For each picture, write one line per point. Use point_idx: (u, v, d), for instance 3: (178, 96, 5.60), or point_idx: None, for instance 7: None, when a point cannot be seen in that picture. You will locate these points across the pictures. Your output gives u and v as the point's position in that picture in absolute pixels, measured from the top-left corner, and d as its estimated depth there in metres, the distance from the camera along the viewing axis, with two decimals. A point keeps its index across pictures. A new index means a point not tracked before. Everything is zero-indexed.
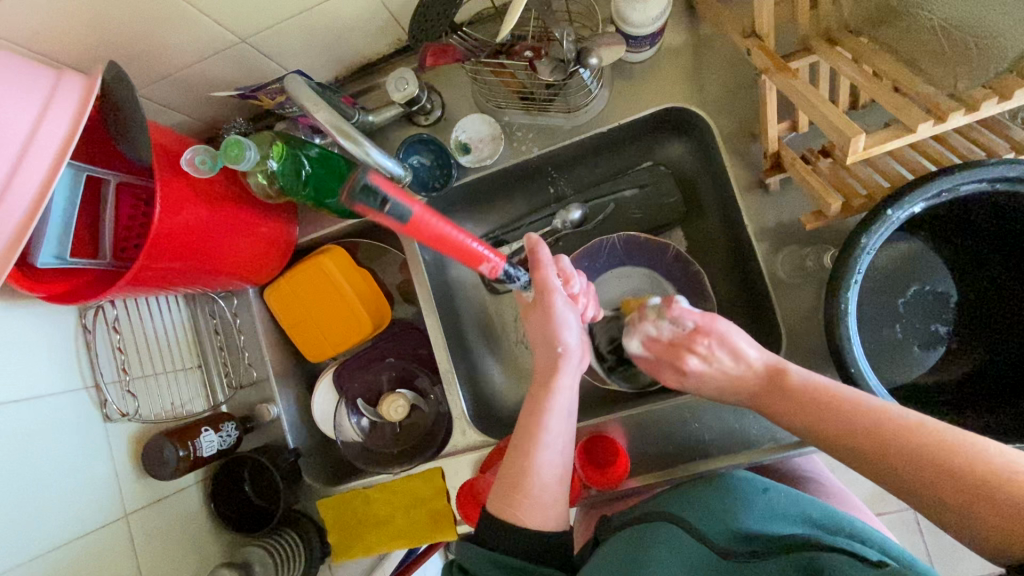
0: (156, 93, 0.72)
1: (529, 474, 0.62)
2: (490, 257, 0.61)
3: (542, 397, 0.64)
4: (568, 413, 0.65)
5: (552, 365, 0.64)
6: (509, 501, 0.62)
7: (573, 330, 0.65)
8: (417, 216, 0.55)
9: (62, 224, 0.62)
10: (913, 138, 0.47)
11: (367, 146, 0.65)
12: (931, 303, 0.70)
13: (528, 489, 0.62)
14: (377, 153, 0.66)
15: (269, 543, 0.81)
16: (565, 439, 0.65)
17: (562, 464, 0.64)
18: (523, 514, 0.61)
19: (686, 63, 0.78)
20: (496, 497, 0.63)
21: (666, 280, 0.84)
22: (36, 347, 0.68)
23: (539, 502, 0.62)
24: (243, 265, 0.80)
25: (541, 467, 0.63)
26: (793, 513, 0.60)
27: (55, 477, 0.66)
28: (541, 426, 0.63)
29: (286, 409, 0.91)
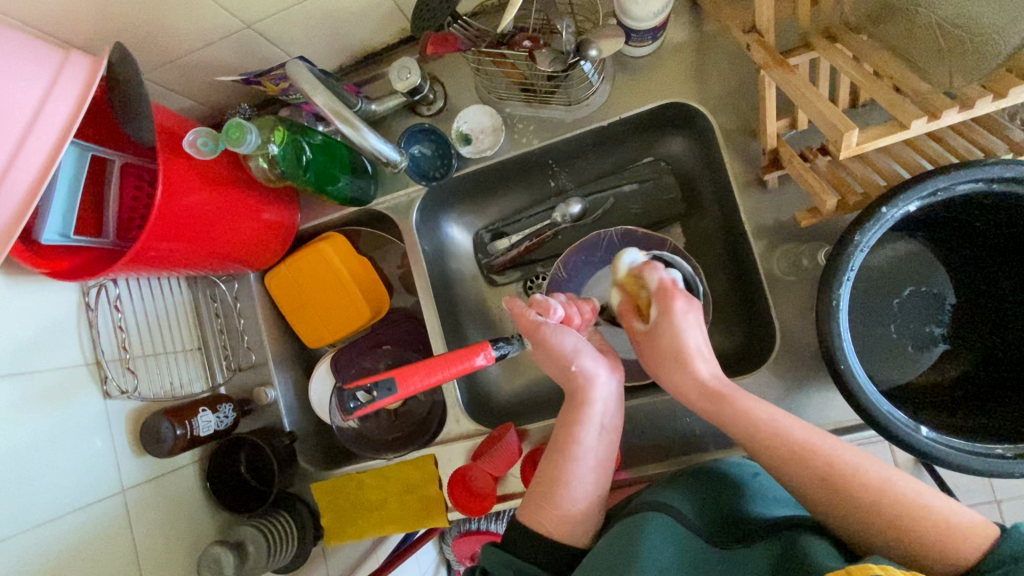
0: (162, 77, 0.73)
1: (563, 486, 0.60)
2: (479, 349, 0.63)
3: (575, 409, 0.62)
4: (602, 426, 0.62)
5: (575, 383, 0.63)
6: (537, 507, 0.60)
7: (585, 348, 0.63)
8: (400, 377, 0.59)
9: (67, 202, 0.63)
10: (906, 135, 0.47)
11: (366, 131, 0.67)
12: (926, 305, 0.70)
13: (561, 500, 0.59)
14: (376, 139, 0.69)
15: (264, 523, 0.82)
16: (608, 448, 0.62)
17: (597, 479, 0.61)
18: (559, 523, 0.59)
19: (688, 58, 0.78)
20: (527, 506, 0.61)
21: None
22: (40, 323, 0.69)
23: (571, 514, 0.59)
24: (244, 249, 0.81)
25: (579, 480, 0.60)
26: (776, 496, 0.61)
27: (54, 450, 0.68)
28: (576, 440, 0.61)
29: (284, 393, 0.92)
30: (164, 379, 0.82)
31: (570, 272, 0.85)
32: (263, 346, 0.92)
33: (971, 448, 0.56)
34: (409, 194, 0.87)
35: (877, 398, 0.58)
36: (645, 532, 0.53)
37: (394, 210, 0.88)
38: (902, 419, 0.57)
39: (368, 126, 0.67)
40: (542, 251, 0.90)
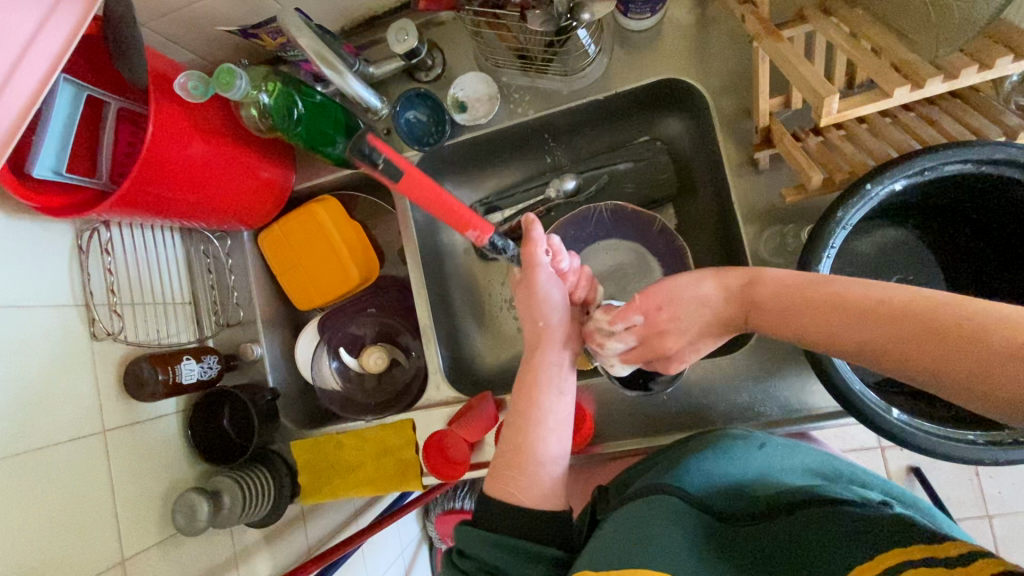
0: (163, 27, 0.74)
1: (525, 452, 0.58)
2: (459, 228, 0.52)
3: (531, 371, 0.61)
4: (561, 390, 0.61)
5: (539, 340, 0.62)
6: (507, 475, 0.57)
7: (559, 305, 0.62)
8: None
9: (61, 139, 0.64)
10: (890, 103, 0.48)
11: (347, 76, 0.70)
12: (914, 294, 0.69)
13: (524, 468, 0.57)
14: (355, 84, 0.73)
15: (240, 477, 0.83)
16: (563, 413, 0.61)
17: (557, 441, 0.59)
18: (529, 492, 0.56)
19: (690, 35, 0.77)
20: (495, 478, 0.58)
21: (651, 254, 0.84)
22: (32, 260, 0.71)
23: (538, 482, 0.57)
24: (237, 204, 0.82)
25: (540, 444, 0.58)
26: (792, 466, 0.62)
27: (38, 383, 0.69)
28: (535, 403, 0.60)
29: (270, 352, 0.93)
30: (152, 327, 0.83)
31: None
32: (252, 304, 0.93)
33: (943, 433, 0.56)
34: (403, 160, 0.87)
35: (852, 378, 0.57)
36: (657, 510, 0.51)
37: (387, 175, 0.88)
38: (875, 399, 0.57)
39: (351, 73, 0.71)
40: None
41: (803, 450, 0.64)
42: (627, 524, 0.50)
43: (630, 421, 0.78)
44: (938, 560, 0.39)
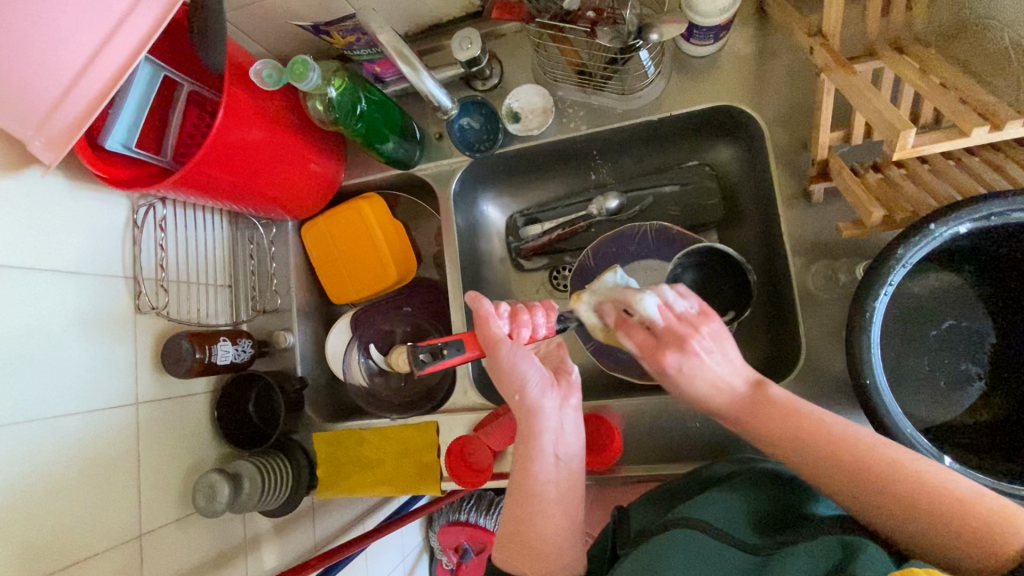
0: (241, 18, 0.77)
1: (530, 527, 0.53)
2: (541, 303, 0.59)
3: (525, 442, 0.53)
4: (559, 455, 0.54)
5: (522, 416, 0.53)
6: (511, 547, 0.54)
7: (538, 377, 0.53)
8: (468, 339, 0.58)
9: (134, 114, 0.66)
10: (967, 143, 0.47)
11: (422, 73, 0.70)
12: (962, 340, 0.68)
13: (534, 537, 0.53)
14: (431, 82, 0.73)
15: (262, 463, 0.83)
16: (569, 482, 0.54)
17: (562, 514, 0.54)
18: (538, 561, 0.53)
19: (750, 64, 0.77)
20: (500, 547, 0.55)
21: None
22: (90, 228, 0.73)
23: (545, 546, 0.53)
24: (286, 194, 0.84)
25: (543, 519, 0.53)
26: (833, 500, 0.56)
27: (83, 349, 0.71)
28: (530, 479, 0.53)
29: (302, 342, 0.94)
30: (193, 305, 0.85)
31: (598, 260, 0.85)
32: (289, 293, 0.94)
33: (996, 485, 0.53)
34: (451, 164, 0.88)
35: (901, 420, 0.55)
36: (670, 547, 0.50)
37: (435, 178, 0.89)
38: (927, 445, 0.54)
39: (426, 70, 0.71)
40: (571, 244, 0.90)
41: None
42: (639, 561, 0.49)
43: (659, 445, 0.77)
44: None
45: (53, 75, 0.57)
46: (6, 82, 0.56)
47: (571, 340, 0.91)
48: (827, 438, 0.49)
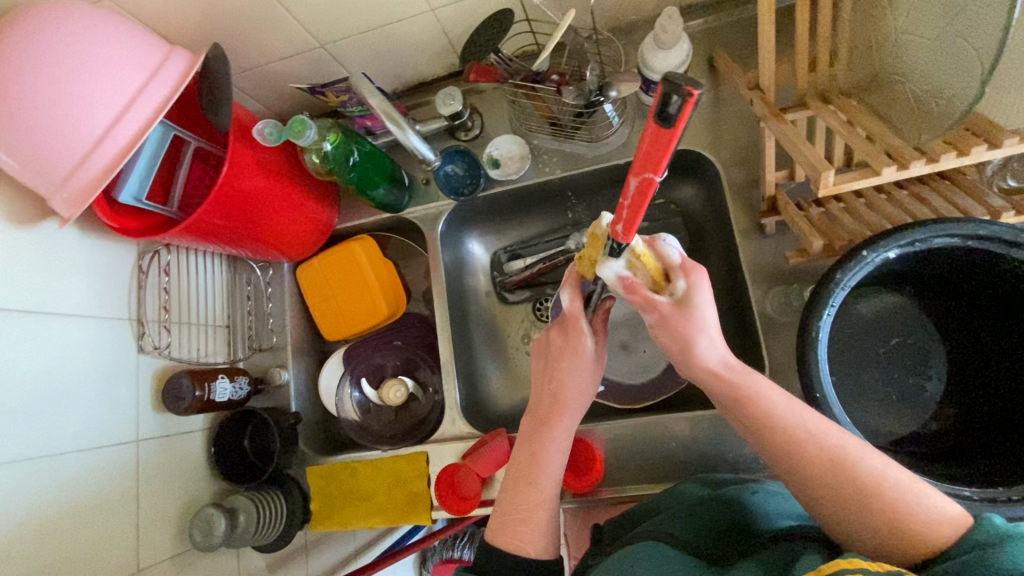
0: (244, 81, 0.85)
1: (528, 505, 0.59)
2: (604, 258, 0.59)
3: (541, 430, 0.62)
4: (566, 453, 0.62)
5: (549, 409, 0.62)
6: (509, 531, 0.59)
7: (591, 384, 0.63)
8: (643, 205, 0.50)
9: (145, 170, 0.73)
10: (881, 180, 0.54)
11: (407, 132, 0.78)
12: (910, 356, 0.74)
13: (532, 520, 0.59)
14: (415, 139, 0.81)
15: (257, 497, 0.86)
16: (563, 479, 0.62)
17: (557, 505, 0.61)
18: (532, 542, 0.58)
19: (704, 112, 0.86)
20: (497, 527, 0.60)
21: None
22: (100, 274, 0.78)
23: (541, 531, 0.59)
24: (284, 239, 0.90)
25: (542, 503, 0.59)
26: (793, 510, 0.62)
27: (89, 388, 0.75)
28: (540, 459, 0.61)
29: (296, 378, 0.98)
30: (193, 345, 0.89)
31: None
32: (285, 331, 0.99)
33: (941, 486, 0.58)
34: (438, 208, 0.95)
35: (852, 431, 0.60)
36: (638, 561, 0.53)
37: (422, 220, 0.96)
38: None
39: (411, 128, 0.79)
40: (553, 275, 0.96)
41: (807, 501, 0.62)
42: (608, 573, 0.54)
43: (639, 466, 0.80)
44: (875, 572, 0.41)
45: (75, 139, 0.64)
46: (37, 145, 0.63)
47: None
48: (790, 435, 0.50)
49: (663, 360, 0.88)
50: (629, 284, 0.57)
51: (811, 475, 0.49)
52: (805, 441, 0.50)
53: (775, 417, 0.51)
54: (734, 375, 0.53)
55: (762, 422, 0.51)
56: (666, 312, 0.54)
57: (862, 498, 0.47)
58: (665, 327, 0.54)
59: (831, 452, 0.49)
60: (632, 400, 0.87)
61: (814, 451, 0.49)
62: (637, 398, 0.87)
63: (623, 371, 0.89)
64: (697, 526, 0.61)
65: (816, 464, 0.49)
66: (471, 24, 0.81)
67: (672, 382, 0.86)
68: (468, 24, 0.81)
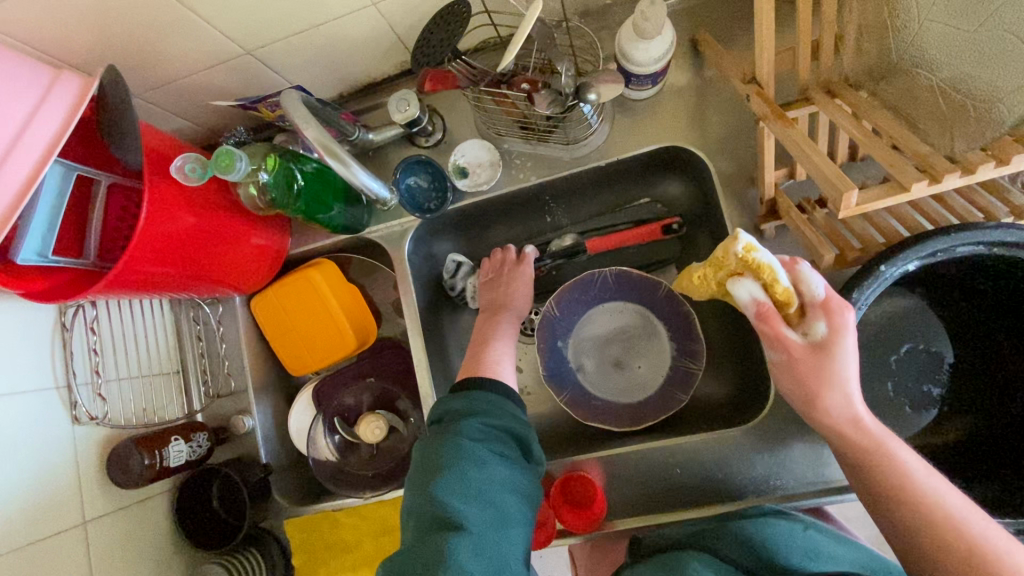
0: (157, 97, 0.73)
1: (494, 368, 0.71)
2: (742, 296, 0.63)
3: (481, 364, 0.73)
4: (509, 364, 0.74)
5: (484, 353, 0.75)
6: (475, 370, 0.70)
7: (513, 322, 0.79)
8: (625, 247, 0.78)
9: (47, 221, 0.61)
10: (908, 196, 0.47)
11: (353, 166, 0.65)
12: (924, 362, 0.69)
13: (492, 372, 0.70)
14: (363, 176, 0.68)
15: (232, 560, 0.78)
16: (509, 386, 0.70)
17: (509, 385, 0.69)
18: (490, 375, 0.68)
19: (689, 102, 0.77)
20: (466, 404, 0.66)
21: (658, 320, 0.83)
22: (14, 342, 0.67)
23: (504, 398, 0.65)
24: (231, 274, 0.79)
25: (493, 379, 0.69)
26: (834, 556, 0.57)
27: (17, 477, 0.65)
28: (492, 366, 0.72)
29: (262, 423, 0.89)
30: (139, 403, 0.79)
31: (562, 310, 0.84)
32: (243, 373, 0.89)
33: None
34: (403, 224, 0.85)
35: None
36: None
37: (386, 239, 0.86)
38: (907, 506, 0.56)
39: (357, 162, 0.66)
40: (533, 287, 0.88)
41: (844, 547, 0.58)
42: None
43: (641, 496, 0.75)
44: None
45: None
46: None
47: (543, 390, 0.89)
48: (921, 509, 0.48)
49: (660, 376, 0.82)
50: (763, 309, 0.55)
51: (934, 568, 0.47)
52: (937, 521, 0.47)
53: (899, 474, 0.49)
54: (868, 439, 0.51)
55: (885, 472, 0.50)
56: (797, 354, 0.52)
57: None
58: (794, 367, 0.52)
59: (939, 512, 0.47)
60: (644, 419, 0.80)
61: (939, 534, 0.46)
62: (635, 419, 0.81)
63: (618, 391, 0.83)
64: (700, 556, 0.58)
65: (927, 517, 0.47)
66: (422, 17, 0.69)
67: (671, 402, 0.80)
68: (418, 17, 0.69)
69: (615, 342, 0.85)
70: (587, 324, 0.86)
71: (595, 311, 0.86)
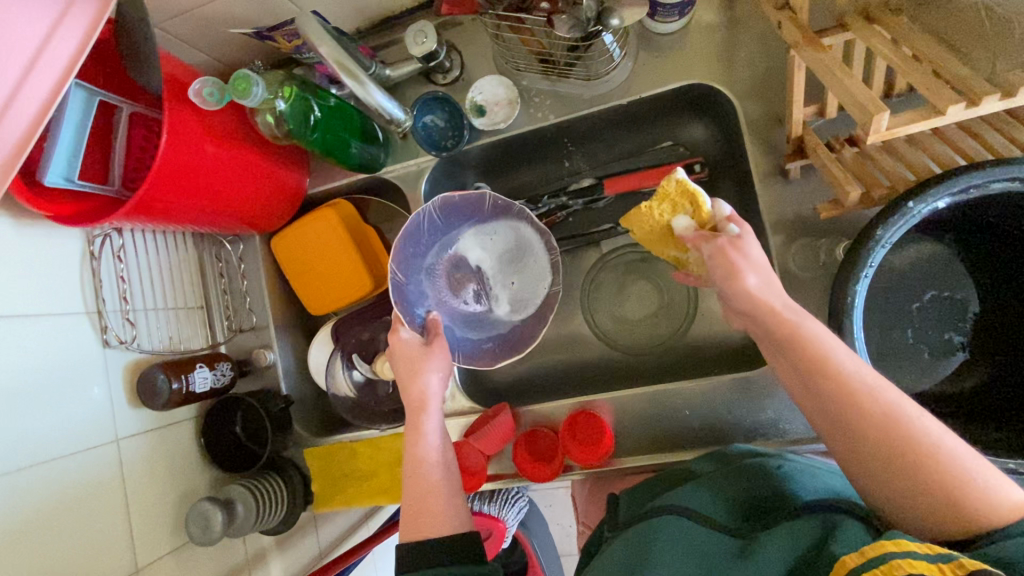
0: (176, 28, 0.72)
1: (431, 493, 0.57)
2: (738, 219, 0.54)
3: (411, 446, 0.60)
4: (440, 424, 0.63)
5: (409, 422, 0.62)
6: (421, 519, 0.56)
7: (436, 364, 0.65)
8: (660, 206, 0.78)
9: (72, 147, 0.63)
10: (941, 121, 0.45)
11: (369, 85, 0.67)
12: (946, 310, 0.68)
13: (431, 503, 0.56)
14: (379, 94, 0.69)
15: (254, 484, 0.82)
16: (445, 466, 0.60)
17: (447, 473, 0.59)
18: (436, 523, 0.55)
19: (718, 37, 0.73)
20: (405, 523, 0.56)
21: (519, 222, 0.81)
22: (47, 266, 0.70)
23: (450, 516, 0.56)
24: (251, 209, 0.80)
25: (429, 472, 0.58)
26: (814, 485, 0.56)
27: (56, 391, 0.69)
28: (419, 443, 0.60)
29: (284, 358, 0.92)
30: (165, 333, 0.82)
31: (405, 274, 0.77)
32: (264, 309, 0.92)
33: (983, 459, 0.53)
34: (419, 164, 0.84)
35: None
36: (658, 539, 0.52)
37: (403, 179, 0.86)
38: None
39: (372, 81, 0.67)
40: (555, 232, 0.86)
41: (834, 476, 0.57)
42: (629, 555, 0.52)
43: (648, 436, 0.76)
44: (923, 556, 0.37)
45: None
46: None
47: (554, 335, 0.90)
48: (849, 394, 0.45)
49: (539, 282, 0.83)
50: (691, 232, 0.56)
51: (863, 454, 0.45)
52: (863, 401, 0.44)
53: (833, 369, 0.46)
54: (791, 318, 0.47)
55: (820, 364, 0.46)
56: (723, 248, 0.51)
57: (913, 485, 0.42)
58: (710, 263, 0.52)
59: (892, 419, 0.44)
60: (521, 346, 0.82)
61: (867, 421, 0.44)
62: (510, 348, 0.81)
63: (522, 291, 0.83)
64: (715, 496, 0.56)
65: (889, 427, 0.43)
66: None
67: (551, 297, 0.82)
68: None
69: (500, 262, 0.83)
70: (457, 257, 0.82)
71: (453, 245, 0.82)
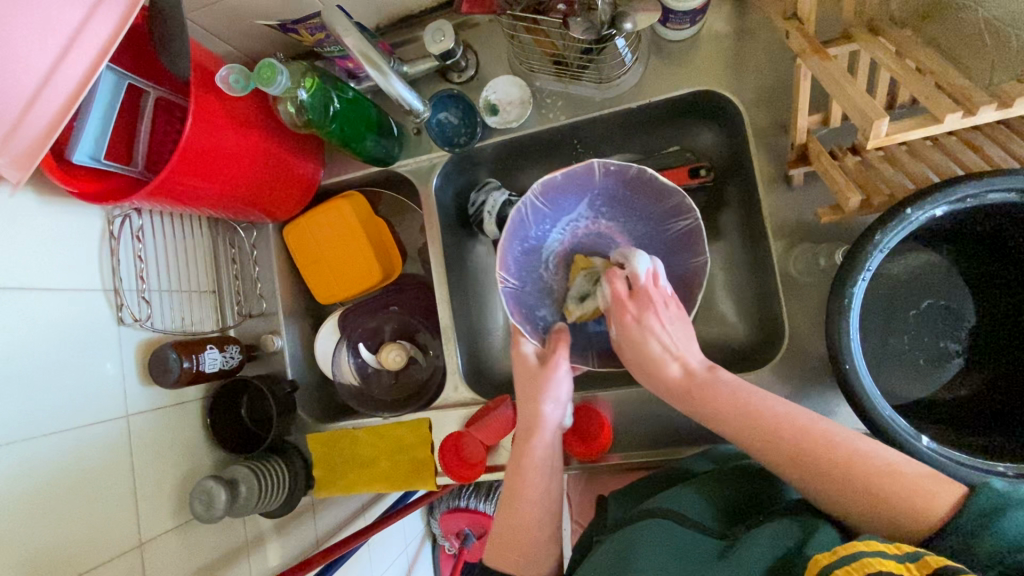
0: (204, 19, 0.75)
1: (531, 528, 0.58)
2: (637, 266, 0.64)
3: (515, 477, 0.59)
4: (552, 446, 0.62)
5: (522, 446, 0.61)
6: (509, 545, 0.58)
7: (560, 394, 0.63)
8: None
9: (100, 127, 0.65)
10: (940, 129, 0.47)
11: (392, 76, 0.69)
12: (943, 319, 0.69)
13: (527, 532, 0.58)
14: (401, 86, 0.71)
15: (257, 465, 0.84)
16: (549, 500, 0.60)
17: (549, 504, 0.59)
18: (524, 552, 0.58)
19: (727, 46, 0.75)
20: (493, 548, 0.59)
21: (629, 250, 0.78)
22: (70, 243, 0.72)
23: (538, 546, 0.58)
24: (267, 197, 0.82)
25: (527, 508, 0.58)
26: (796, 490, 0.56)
27: (72, 364, 0.71)
28: (524, 477, 0.59)
29: (291, 345, 0.94)
30: (178, 314, 0.84)
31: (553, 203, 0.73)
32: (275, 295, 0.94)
33: (973, 462, 0.54)
34: (431, 160, 0.87)
35: (879, 403, 0.56)
36: (640, 541, 0.50)
37: (415, 173, 0.88)
38: (904, 426, 0.55)
39: (395, 73, 0.69)
40: None
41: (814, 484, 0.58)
42: (612, 551, 0.50)
43: (646, 434, 0.78)
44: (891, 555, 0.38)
45: (13, 89, 0.57)
46: None
47: None
48: None
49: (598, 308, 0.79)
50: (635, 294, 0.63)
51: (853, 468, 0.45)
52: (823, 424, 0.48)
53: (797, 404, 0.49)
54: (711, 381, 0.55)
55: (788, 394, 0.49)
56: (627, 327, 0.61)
57: (899, 487, 0.44)
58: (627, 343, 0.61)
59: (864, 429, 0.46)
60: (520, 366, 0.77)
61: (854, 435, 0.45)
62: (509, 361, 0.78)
63: None
64: (698, 500, 0.56)
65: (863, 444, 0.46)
66: None
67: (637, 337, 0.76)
68: None
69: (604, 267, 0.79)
70: (577, 258, 0.78)
71: (602, 229, 0.78)
